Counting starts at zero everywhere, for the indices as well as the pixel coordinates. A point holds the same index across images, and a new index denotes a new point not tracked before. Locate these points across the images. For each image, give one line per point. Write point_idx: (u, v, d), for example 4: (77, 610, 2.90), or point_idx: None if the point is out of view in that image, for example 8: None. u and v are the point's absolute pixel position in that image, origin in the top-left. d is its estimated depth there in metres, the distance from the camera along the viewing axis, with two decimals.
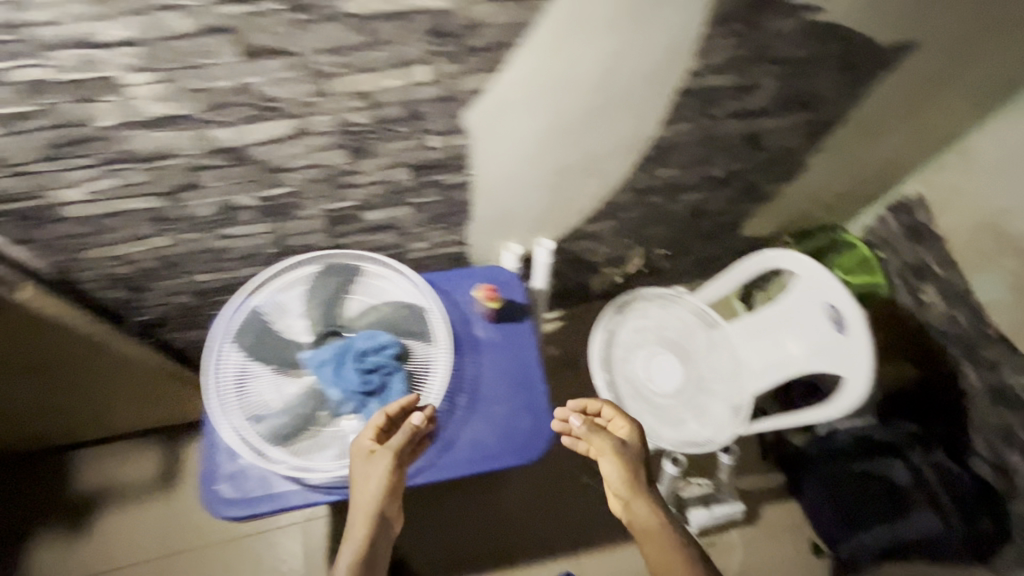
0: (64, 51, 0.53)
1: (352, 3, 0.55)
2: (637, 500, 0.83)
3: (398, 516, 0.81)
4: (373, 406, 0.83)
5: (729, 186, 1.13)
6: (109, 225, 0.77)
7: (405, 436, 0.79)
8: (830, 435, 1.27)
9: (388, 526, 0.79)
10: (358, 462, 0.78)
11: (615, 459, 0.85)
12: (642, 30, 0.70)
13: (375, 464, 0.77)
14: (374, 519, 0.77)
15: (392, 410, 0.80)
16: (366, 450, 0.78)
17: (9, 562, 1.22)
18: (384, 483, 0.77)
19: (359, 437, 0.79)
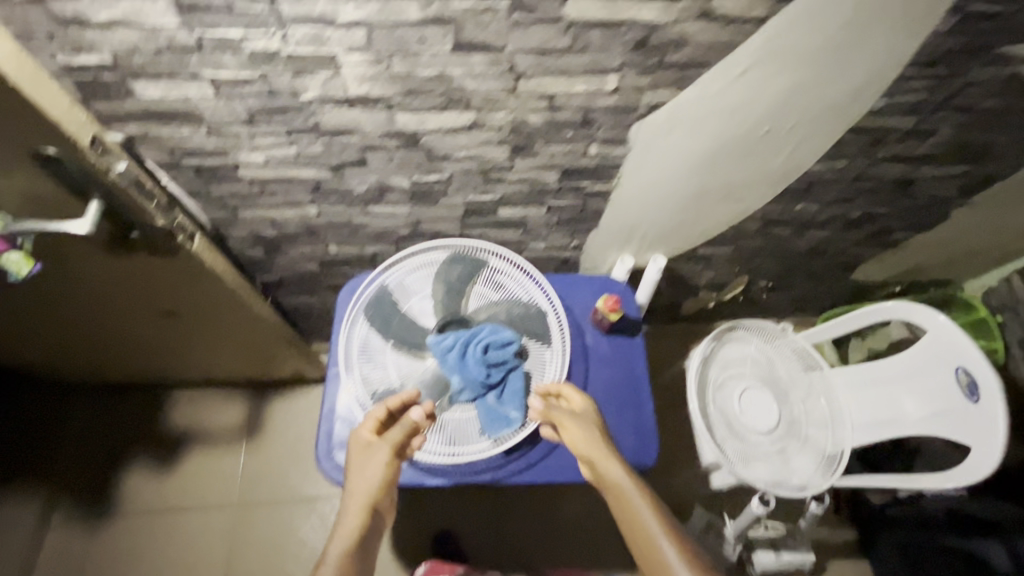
0: (299, 26, 0.55)
1: (575, 8, 0.56)
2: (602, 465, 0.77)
3: (389, 514, 0.80)
4: (490, 400, 0.82)
5: (860, 227, 1.09)
6: (272, 190, 0.80)
7: (404, 432, 0.78)
8: (915, 498, 1.15)
9: (380, 522, 0.77)
10: (358, 454, 0.78)
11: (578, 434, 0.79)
12: (839, 67, 0.67)
13: (371, 454, 0.77)
14: (369, 510, 0.75)
15: (393, 404, 0.79)
16: (366, 441, 0.78)
17: (103, 484, 1.30)
18: (380, 473, 0.76)
19: (359, 429, 0.79)
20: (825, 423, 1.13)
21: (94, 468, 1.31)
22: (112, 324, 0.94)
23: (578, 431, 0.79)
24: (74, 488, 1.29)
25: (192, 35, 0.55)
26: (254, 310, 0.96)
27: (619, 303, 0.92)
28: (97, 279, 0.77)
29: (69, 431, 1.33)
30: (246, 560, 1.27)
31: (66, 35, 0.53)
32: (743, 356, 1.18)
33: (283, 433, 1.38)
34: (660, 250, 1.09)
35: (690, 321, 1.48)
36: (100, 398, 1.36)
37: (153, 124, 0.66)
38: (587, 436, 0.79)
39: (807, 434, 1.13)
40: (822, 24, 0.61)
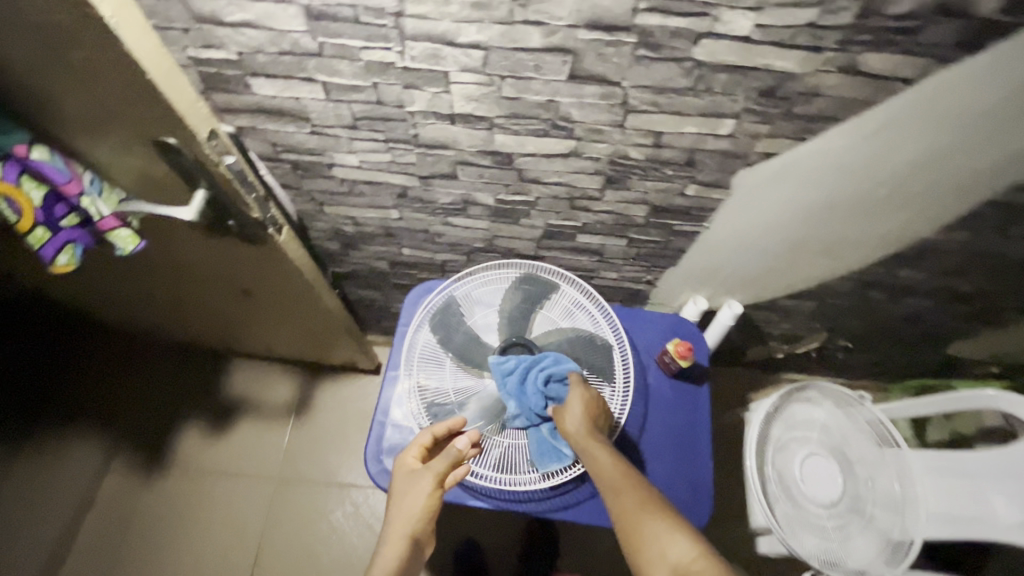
0: (418, 42, 0.54)
1: (705, 50, 0.52)
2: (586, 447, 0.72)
3: (428, 545, 0.75)
4: (544, 430, 0.79)
5: (966, 301, 0.99)
6: (360, 190, 0.81)
7: (448, 459, 0.73)
8: None
9: (419, 554, 0.72)
10: (401, 480, 0.75)
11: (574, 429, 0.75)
12: (989, 137, 0.60)
13: (416, 483, 0.73)
14: (410, 542, 0.70)
15: (439, 431, 0.76)
16: (410, 467, 0.75)
17: (160, 439, 1.37)
18: (424, 501, 0.72)
19: (404, 455, 0.77)
20: (893, 506, 1.03)
21: (154, 422, 1.38)
22: (192, 295, 0.98)
23: (568, 411, 0.74)
24: (134, 438, 1.36)
25: (315, 41, 0.56)
26: (323, 301, 0.97)
27: (691, 350, 0.88)
28: (187, 255, 0.80)
29: (137, 384, 1.40)
30: (279, 535, 1.30)
31: (199, 30, 0.55)
32: (811, 420, 1.11)
33: (329, 417, 1.41)
34: (737, 295, 1.03)
35: (753, 368, 1.40)
36: (168, 357, 1.44)
37: (262, 119, 0.67)
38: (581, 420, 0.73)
39: (873, 515, 1.03)
40: (980, 93, 0.55)
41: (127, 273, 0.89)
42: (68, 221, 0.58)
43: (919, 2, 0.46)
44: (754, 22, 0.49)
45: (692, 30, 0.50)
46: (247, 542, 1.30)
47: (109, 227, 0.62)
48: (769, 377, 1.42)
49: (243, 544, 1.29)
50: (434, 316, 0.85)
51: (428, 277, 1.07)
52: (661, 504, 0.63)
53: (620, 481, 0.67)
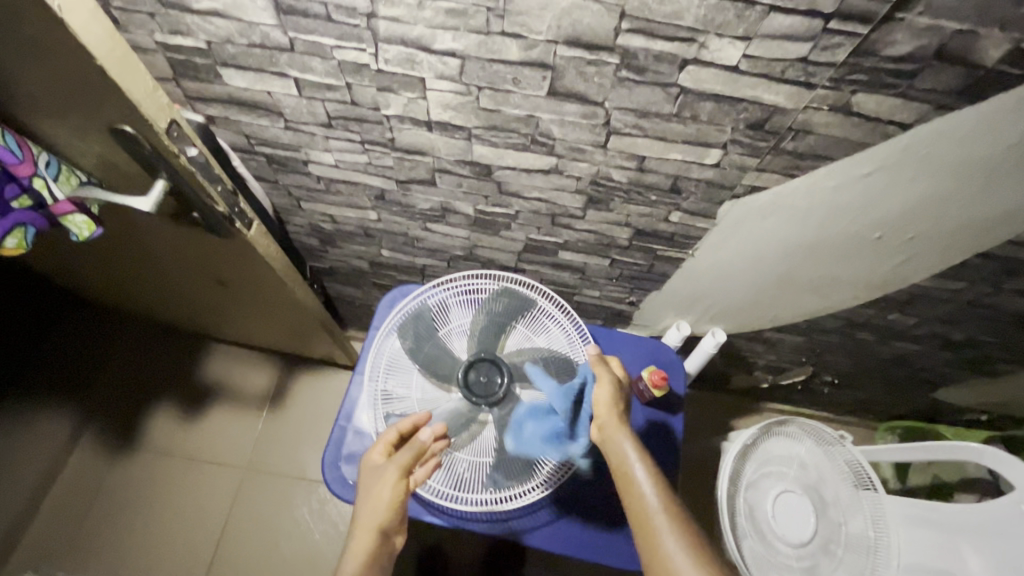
0: (392, 45, 0.52)
1: (690, 77, 0.50)
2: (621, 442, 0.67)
3: (398, 540, 0.71)
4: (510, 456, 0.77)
5: (957, 350, 0.96)
6: (337, 190, 0.79)
7: (413, 453, 0.69)
8: None
9: (388, 548, 0.69)
10: (367, 477, 0.71)
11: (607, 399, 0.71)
12: (984, 189, 0.58)
13: (377, 477, 0.69)
14: (378, 537, 0.67)
15: (404, 426, 0.73)
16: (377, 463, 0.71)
17: (132, 419, 1.35)
18: (392, 497, 0.68)
19: (369, 451, 0.72)
20: (863, 549, 1.00)
21: (126, 401, 1.36)
22: (165, 281, 0.96)
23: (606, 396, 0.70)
24: (106, 415, 1.34)
25: (286, 36, 0.53)
26: (297, 297, 0.95)
27: (666, 379, 0.85)
28: (155, 242, 0.78)
29: (112, 361, 1.38)
30: (242, 526, 1.29)
31: (166, 15, 0.53)
32: (789, 456, 1.08)
33: (304, 410, 1.39)
34: (722, 324, 1.00)
35: (736, 395, 1.37)
36: (147, 336, 1.42)
37: (235, 110, 0.65)
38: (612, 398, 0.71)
39: (842, 558, 1.00)
40: (980, 144, 0.52)
41: (97, 254, 0.86)
42: (19, 202, 0.56)
43: (918, 45, 0.43)
44: (743, 52, 0.46)
45: (677, 56, 0.48)
46: (209, 531, 1.28)
47: (62, 212, 0.60)
48: (753, 405, 1.39)
49: (205, 533, 1.28)
50: (404, 323, 0.82)
51: (409, 280, 1.05)
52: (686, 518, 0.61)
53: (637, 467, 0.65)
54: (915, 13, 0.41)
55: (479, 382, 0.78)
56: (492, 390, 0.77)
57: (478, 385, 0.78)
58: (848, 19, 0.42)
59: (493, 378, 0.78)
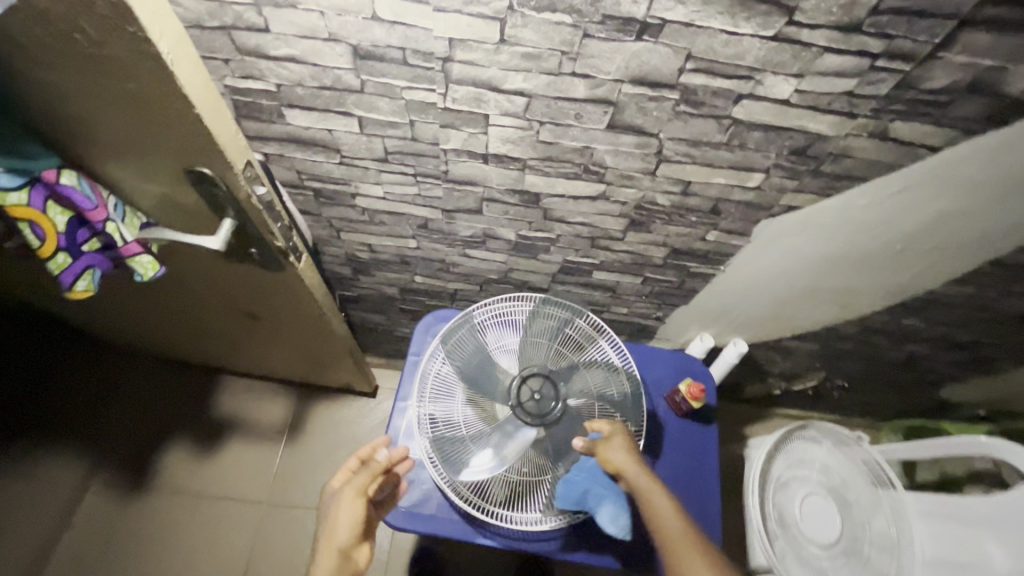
0: (462, 86, 0.55)
1: (743, 110, 0.54)
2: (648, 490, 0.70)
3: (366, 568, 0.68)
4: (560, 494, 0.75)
5: (963, 350, 1.02)
6: (380, 220, 0.81)
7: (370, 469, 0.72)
8: None
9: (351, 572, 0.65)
10: (327, 503, 0.72)
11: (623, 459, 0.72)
12: (999, 203, 0.63)
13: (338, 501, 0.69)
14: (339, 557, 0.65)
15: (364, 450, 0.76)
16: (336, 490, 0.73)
17: (145, 457, 1.31)
18: (350, 511, 0.67)
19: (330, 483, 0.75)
20: (889, 547, 1.02)
21: (137, 439, 1.32)
22: (195, 316, 0.96)
23: (618, 451, 0.72)
24: (117, 455, 1.30)
25: (358, 79, 0.56)
26: (331, 327, 0.95)
27: (703, 391, 0.88)
28: (199, 278, 0.78)
29: (122, 399, 1.35)
30: (265, 562, 1.26)
31: (241, 61, 0.55)
32: (811, 459, 1.12)
33: (322, 439, 1.38)
34: (742, 334, 1.05)
35: (749, 403, 1.42)
36: (157, 371, 1.39)
37: (291, 148, 0.67)
38: (624, 456, 0.72)
39: (869, 556, 1.03)
40: (1001, 163, 0.57)
41: (131, 293, 0.86)
42: (90, 245, 0.57)
43: (953, 79, 0.48)
44: (795, 87, 0.51)
45: (734, 91, 0.52)
46: (230, 570, 1.25)
47: (131, 253, 0.61)
48: (766, 412, 1.44)
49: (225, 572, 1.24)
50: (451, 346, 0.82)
51: (438, 305, 1.07)
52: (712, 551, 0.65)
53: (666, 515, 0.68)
54: (954, 52, 0.46)
55: (532, 402, 0.76)
56: (547, 410, 0.76)
57: (533, 405, 0.76)
58: (893, 58, 0.47)
59: (548, 397, 0.76)
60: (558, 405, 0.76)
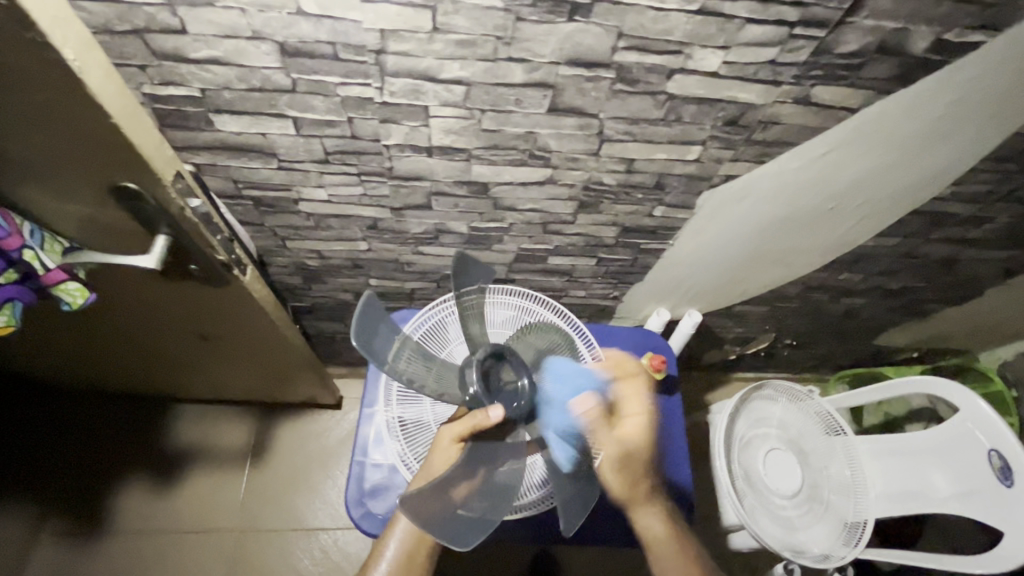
0: (399, 78, 0.54)
1: (677, 84, 0.55)
2: (633, 501, 0.73)
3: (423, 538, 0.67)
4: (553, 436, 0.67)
5: (895, 298, 1.10)
6: (327, 224, 0.78)
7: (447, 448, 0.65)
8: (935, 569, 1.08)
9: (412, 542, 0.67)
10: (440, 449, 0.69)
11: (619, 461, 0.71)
12: (913, 158, 0.68)
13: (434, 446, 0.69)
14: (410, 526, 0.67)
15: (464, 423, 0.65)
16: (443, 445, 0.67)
17: (98, 499, 1.22)
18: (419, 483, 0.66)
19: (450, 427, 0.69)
20: (845, 488, 1.12)
21: (86, 482, 1.23)
22: (139, 345, 0.90)
23: (617, 454, 0.71)
24: (67, 501, 1.21)
25: (289, 78, 0.53)
26: (288, 339, 0.92)
27: (664, 362, 0.91)
28: (136, 303, 0.73)
29: (62, 442, 1.25)
30: None
31: (159, 67, 0.52)
32: (769, 417, 1.17)
33: (289, 457, 1.33)
34: (696, 305, 1.08)
35: (708, 371, 1.47)
36: (100, 407, 1.29)
37: (224, 156, 0.64)
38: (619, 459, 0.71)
39: (829, 500, 1.11)
40: (914, 119, 0.61)
41: (63, 326, 0.80)
42: (6, 277, 0.52)
43: (864, 42, 0.51)
44: (723, 59, 0.53)
45: (667, 66, 0.53)
46: None
47: (55, 281, 0.56)
48: (724, 377, 1.50)
49: None
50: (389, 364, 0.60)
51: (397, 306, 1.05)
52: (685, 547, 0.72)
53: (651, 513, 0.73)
54: (862, 16, 0.49)
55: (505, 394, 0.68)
56: (523, 395, 0.67)
57: (507, 395, 0.67)
58: (810, 25, 0.49)
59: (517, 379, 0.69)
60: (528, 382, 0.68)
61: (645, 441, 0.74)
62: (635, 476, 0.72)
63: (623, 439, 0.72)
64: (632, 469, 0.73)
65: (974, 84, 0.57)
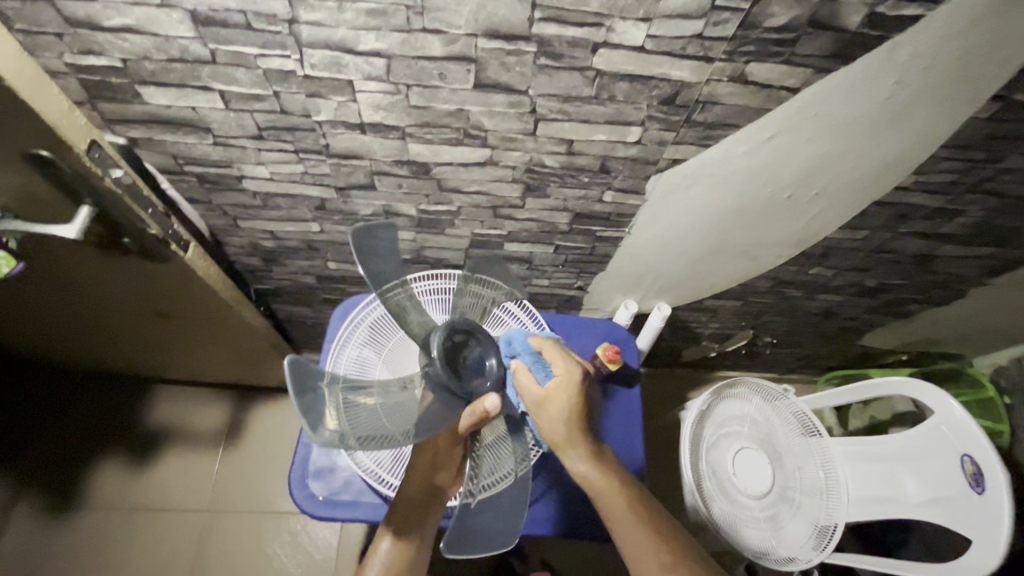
0: (317, 50, 0.53)
1: (603, 60, 0.54)
2: (570, 454, 0.69)
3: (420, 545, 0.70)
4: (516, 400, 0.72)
5: (873, 296, 1.06)
6: (276, 204, 0.78)
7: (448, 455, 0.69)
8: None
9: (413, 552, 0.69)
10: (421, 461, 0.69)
11: (563, 401, 0.69)
12: (867, 142, 0.65)
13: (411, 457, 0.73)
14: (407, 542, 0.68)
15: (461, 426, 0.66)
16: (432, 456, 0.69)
17: (74, 475, 1.25)
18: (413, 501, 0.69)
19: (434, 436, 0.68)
20: (819, 493, 1.07)
21: (63, 458, 1.26)
22: (99, 322, 0.91)
23: (562, 395, 0.69)
24: (45, 475, 1.24)
25: (206, 48, 0.53)
26: (245, 319, 0.92)
27: (620, 353, 0.88)
28: (81, 278, 0.73)
29: (42, 418, 1.28)
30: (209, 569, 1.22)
31: (75, 35, 0.52)
32: (740, 415, 1.14)
33: (262, 441, 1.33)
34: (666, 298, 1.06)
35: (689, 368, 1.45)
36: (80, 385, 1.31)
37: (159, 130, 0.64)
38: (565, 399, 0.69)
39: (799, 501, 1.08)
40: (857, 102, 0.59)
41: (18, 299, 0.81)
42: None
43: (793, 15, 0.49)
44: (646, 33, 0.51)
45: (588, 40, 0.51)
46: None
47: None
48: (707, 375, 1.47)
49: None
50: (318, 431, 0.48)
51: (360, 291, 1.05)
52: (642, 505, 0.68)
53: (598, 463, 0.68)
54: None
55: (471, 373, 0.67)
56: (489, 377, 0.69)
57: (476, 376, 0.68)
58: None
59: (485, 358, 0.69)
60: (495, 363, 0.69)
61: (576, 396, 0.70)
62: (570, 434, 0.68)
63: (570, 379, 0.70)
64: (565, 426, 0.68)
65: (915, 64, 0.54)
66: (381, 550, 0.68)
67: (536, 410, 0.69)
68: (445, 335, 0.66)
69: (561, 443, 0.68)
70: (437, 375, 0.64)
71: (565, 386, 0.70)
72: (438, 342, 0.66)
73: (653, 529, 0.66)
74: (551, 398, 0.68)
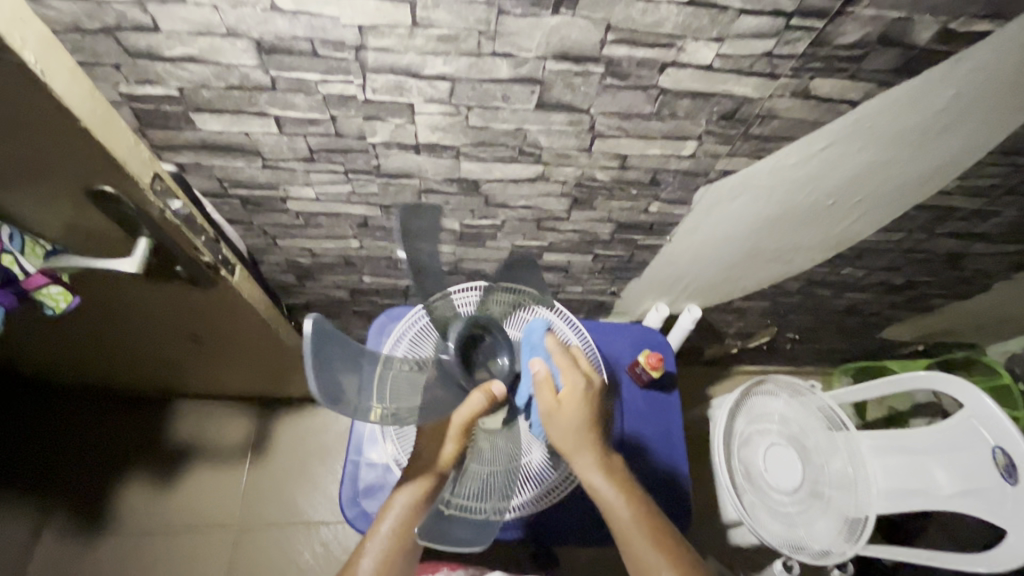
0: (381, 75, 0.52)
1: (669, 79, 0.53)
2: (579, 465, 0.63)
3: (405, 542, 0.59)
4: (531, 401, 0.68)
5: (899, 292, 1.07)
6: (317, 223, 0.77)
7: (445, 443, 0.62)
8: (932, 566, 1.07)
9: (402, 552, 0.59)
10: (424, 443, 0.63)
11: (573, 418, 0.62)
12: (917, 150, 0.65)
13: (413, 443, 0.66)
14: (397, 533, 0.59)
15: (463, 414, 0.61)
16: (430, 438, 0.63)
17: (97, 495, 1.22)
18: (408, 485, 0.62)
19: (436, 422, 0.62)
20: (847, 484, 1.10)
21: (86, 479, 1.22)
22: (130, 344, 0.88)
23: (571, 414, 0.62)
24: (67, 498, 1.20)
25: (268, 75, 0.52)
26: (280, 337, 0.91)
27: (661, 360, 0.90)
28: (123, 305, 0.72)
29: (61, 439, 1.24)
30: None
31: (134, 65, 0.50)
32: (770, 412, 1.16)
33: (288, 452, 1.31)
34: (696, 301, 1.06)
35: (710, 365, 1.46)
36: (98, 405, 1.28)
37: (207, 155, 0.62)
38: (573, 418, 0.63)
39: (830, 496, 1.10)
40: (914, 113, 0.59)
41: (51, 327, 0.79)
42: None
43: (865, 32, 0.49)
44: (716, 52, 0.50)
45: (658, 60, 0.51)
46: None
47: (36, 285, 0.55)
48: (727, 371, 1.48)
49: None
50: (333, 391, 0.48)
51: (391, 303, 1.04)
52: (656, 521, 0.62)
53: (604, 477, 0.62)
54: (862, 5, 0.47)
55: (481, 369, 0.66)
56: (500, 372, 0.67)
57: (484, 371, 0.66)
58: (806, 15, 0.47)
59: (495, 355, 0.67)
60: (507, 361, 0.67)
61: (590, 405, 0.64)
62: (583, 441, 0.63)
63: (579, 395, 0.63)
64: (576, 434, 0.62)
65: (976, 76, 0.55)
66: (379, 534, 0.59)
67: (546, 416, 0.63)
68: (463, 327, 0.67)
69: (571, 452, 0.63)
70: (447, 367, 0.65)
71: (575, 403, 0.63)
72: (456, 332, 0.67)
73: (670, 551, 0.59)
74: (564, 403, 0.63)
